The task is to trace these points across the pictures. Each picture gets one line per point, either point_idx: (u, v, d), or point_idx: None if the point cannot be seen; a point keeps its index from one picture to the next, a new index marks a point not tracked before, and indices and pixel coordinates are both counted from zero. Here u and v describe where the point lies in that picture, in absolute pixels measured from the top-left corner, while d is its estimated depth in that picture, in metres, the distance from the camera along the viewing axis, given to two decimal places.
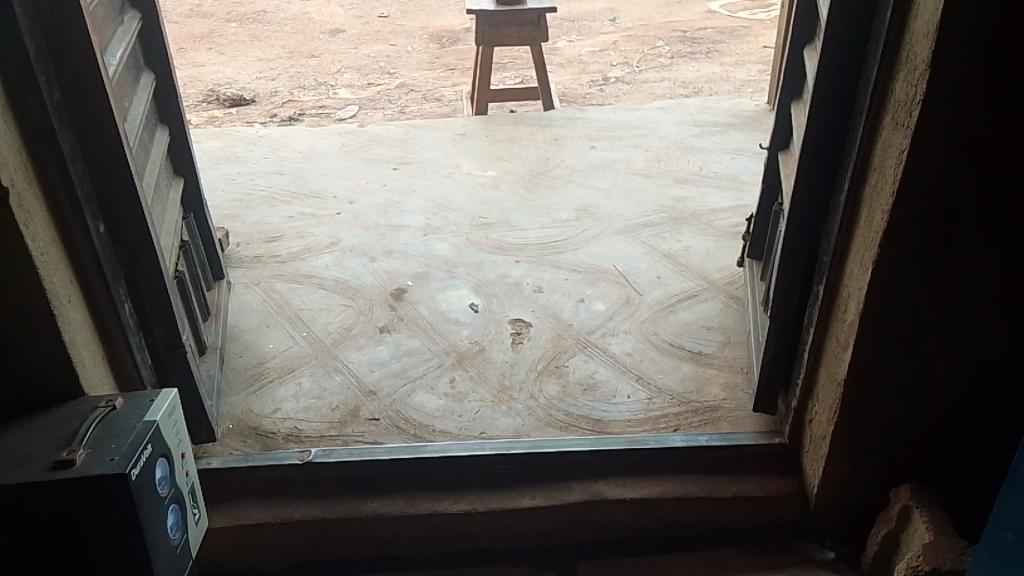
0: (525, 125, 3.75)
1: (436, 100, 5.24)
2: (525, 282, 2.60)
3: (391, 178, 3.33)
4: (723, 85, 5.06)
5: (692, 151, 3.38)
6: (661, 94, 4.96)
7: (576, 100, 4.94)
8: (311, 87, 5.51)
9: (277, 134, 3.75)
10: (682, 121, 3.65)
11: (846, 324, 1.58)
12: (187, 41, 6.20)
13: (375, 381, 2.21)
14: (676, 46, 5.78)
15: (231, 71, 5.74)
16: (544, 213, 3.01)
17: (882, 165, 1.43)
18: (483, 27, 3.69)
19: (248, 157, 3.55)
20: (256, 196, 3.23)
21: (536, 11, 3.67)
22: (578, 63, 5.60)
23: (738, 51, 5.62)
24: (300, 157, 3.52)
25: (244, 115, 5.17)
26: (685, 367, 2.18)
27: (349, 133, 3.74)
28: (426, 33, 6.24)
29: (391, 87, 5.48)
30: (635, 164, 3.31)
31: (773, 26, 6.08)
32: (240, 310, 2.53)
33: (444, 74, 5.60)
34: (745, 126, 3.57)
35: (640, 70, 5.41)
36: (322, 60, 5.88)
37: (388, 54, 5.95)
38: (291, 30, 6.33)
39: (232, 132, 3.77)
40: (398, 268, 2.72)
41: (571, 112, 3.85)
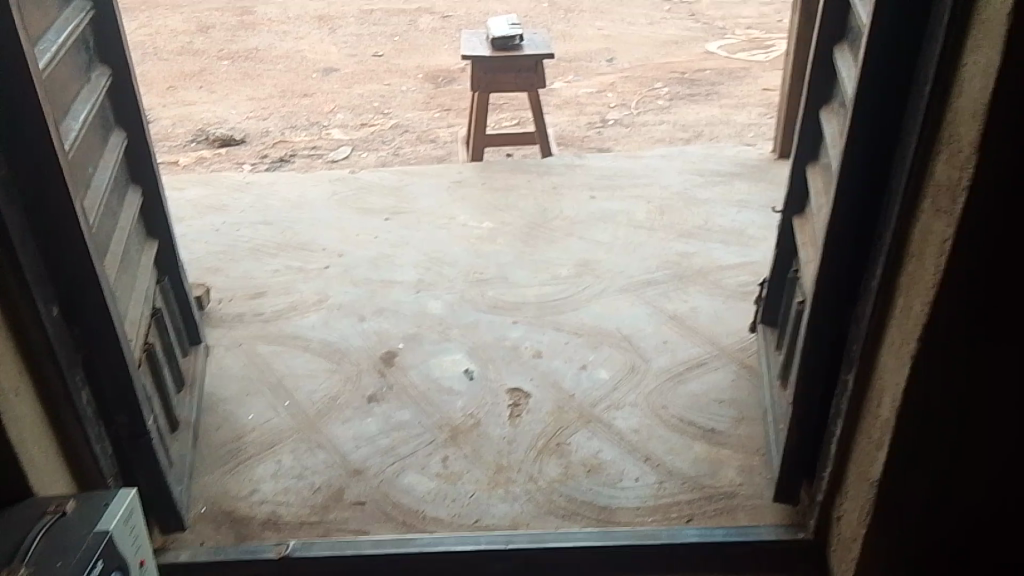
0: (522, 172, 3.63)
1: (431, 141, 5.12)
2: (524, 345, 2.45)
3: (382, 230, 3.19)
4: (723, 129, 4.96)
5: (696, 202, 3.26)
6: (662, 137, 4.85)
7: (574, 143, 4.83)
8: (302, 127, 5.40)
9: (265, 180, 3.62)
10: (684, 169, 3.53)
11: (879, 420, 1.44)
12: (178, 79, 6.09)
13: (362, 458, 2.03)
14: (674, 87, 5.70)
15: (222, 111, 5.63)
16: (543, 269, 2.87)
17: (920, 252, 1.29)
18: (479, 73, 3.57)
19: (234, 205, 3.41)
20: (241, 249, 3.08)
21: (534, 56, 3.55)
22: (576, 105, 5.51)
23: (738, 93, 5.54)
24: (289, 206, 3.39)
25: (233, 156, 5.05)
26: (697, 446, 2.02)
27: (339, 180, 3.61)
28: (420, 73, 6.15)
29: (384, 128, 5.37)
30: (637, 215, 3.18)
31: (771, 68, 6.01)
32: (219, 376, 2.36)
33: (439, 115, 5.50)
34: (751, 176, 3.44)
35: (638, 113, 5.32)
36: (315, 99, 5.78)
37: (382, 94, 5.85)
38: (284, 68, 6.24)
39: (217, 177, 3.63)
40: (388, 329, 2.57)
41: (571, 158, 3.73)
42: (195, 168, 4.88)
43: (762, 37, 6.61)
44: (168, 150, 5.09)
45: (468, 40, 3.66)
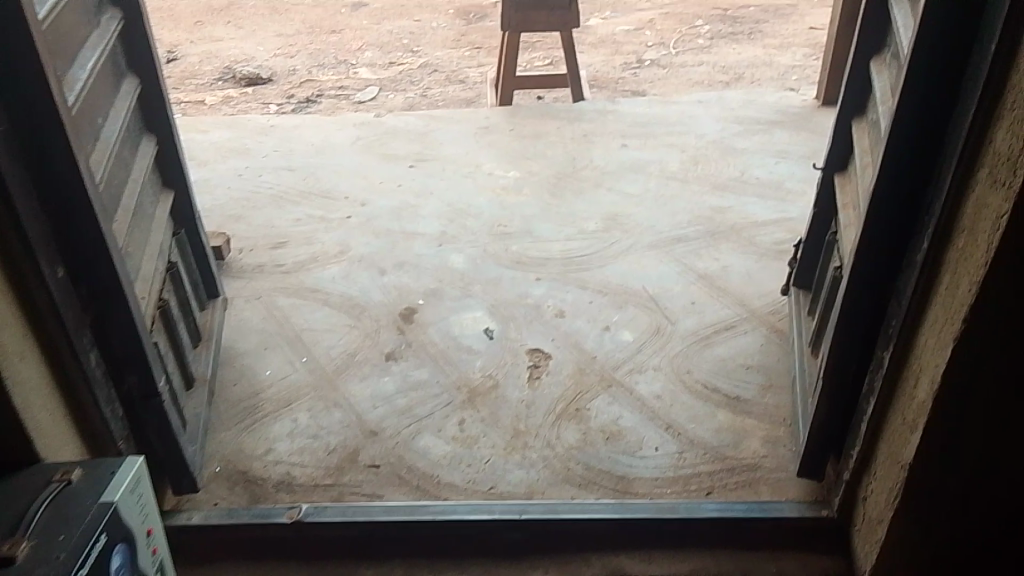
0: (552, 118, 3.51)
1: (461, 81, 4.98)
2: (546, 304, 2.38)
3: (406, 179, 3.12)
4: (766, 71, 4.73)
5: (732, 153, 3.12)
6: (700, 79, 4.65)
7: (608, 85, 4.66)
8: (330, 65, 5.28)
9: (289, 124, 3.55)
10: (721, 117, 3.38)
11: (914, 402, 1.35)
12: (206, 14, 5.98)
13: (377, 419, 2.01)
14: (716, 26, 5.45)
15: (249, 47, 5.53)
16: (570, 223, 2.78)
17: (971, 228, 1.19)
18: (509, 13, 3.43)
19: (257, 150, 3.35)
20: (264, 196, 3.04)
21: None
22: (611, 44, 5.31)
23: (782, 32, 5.28)
24: (312, 152, 3.32)
25: (260, 96, 4.97)
26: (721, 415, 1.95)
27: (364, 125, 3.52)
28: (452, 8, 5.96)
29: (413, 67, 5.23)
30: (670, 166, 3.06)
31: (820, 5, 5.71)
32: (238, 329, 2.34)
33: (470, 54, 5.34)
34: (791, 124, 3.28)
35: (676, 53, 5.10)
36: (343, 36, 5.64)
37: (412, 30, 5.68)
38: (312, 3, 6.09)
39: (241, 120, 3.57)
40: (409, 283, 2.52)
41: (603, 104, 3.59)
42: (221, 108, 4.82)
43: None
44: (195, 89, 5.03)
45: None
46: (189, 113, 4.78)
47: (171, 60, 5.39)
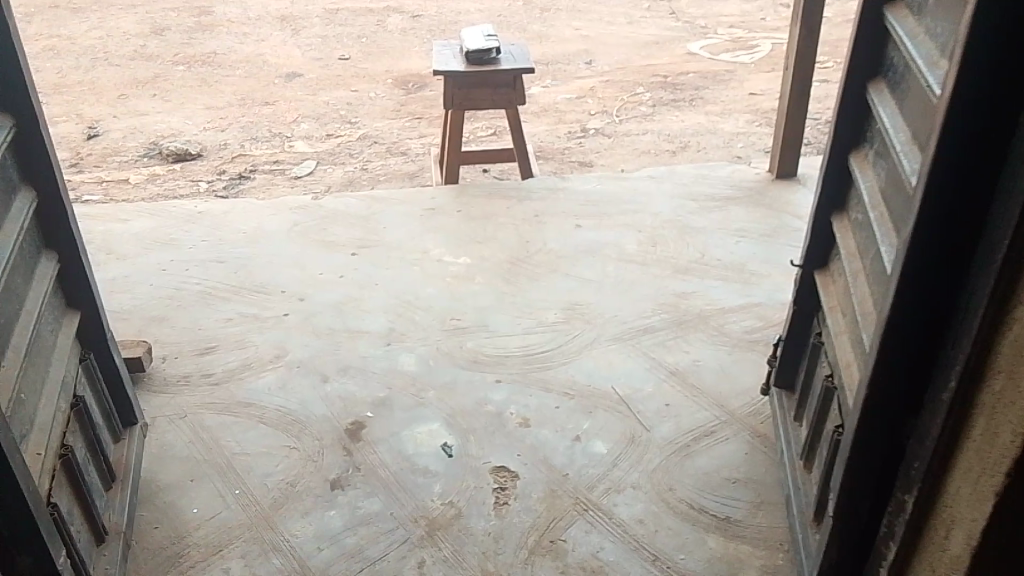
0: (500, 197, 3.35)
1: (402, 154, 4.81)
2: (508, 412, 2.16)
3: (348, 268, 2.90)
4: (711, 138, 4.70)
5: (690, 232, 2.99)
6: (647, 148, 4.58)
7: (554, 156, 4.54)
8: (264, 139, 5.06)
9: (219, 209, 3.30)
10: (676, 194, 3.27)
11: (947, 556, 1.17)
12: (130, 86, 5.72)
13: (324, 567, 1.76)
14: (657, 93, 5.43)
15: (177, 121, 5.27)
16: (527, 314, 2.59)
17: (1009, 366, 1.03)
18: (452, 90, 3.28)
19: (183, 240, 3.09)
20: (191, 293, 2.78)
21: (511, 71, 3.26)
22: (554, 112, 5.23)
23: (723, 98, 5.29)
24: (245, 240, 3.08)
25: (189, 173, 4.70)
26: (711, 541, 1.76)
27: (301, 209, 3.30)
28: (390, 78, 5.82)
29: (352, 139, 5.05)
30: (627, 249, 2.91)
31: (757, 70, 5.77)
32: (159, 458, 2.06)
33: (410, 124, 5.19)
34: (748, 199, 3.18)
35: (620, 121, 5.04)
36: (277, 108, 5.43)
37: (349, 101, 5.52)
38: (244, 74, 5.88)
39: (166, 206, 3.31)
40: (355, 392, 2.28)
41: (553, 179, 3.45)
42: (147, 188, 4.54)
43: (746, 37, 6.36)
44: (118, 167, 4.74)
45: (440, 53, 3.36)
46: (112, 194, 4.48)
47: (92, 137, 5.10)
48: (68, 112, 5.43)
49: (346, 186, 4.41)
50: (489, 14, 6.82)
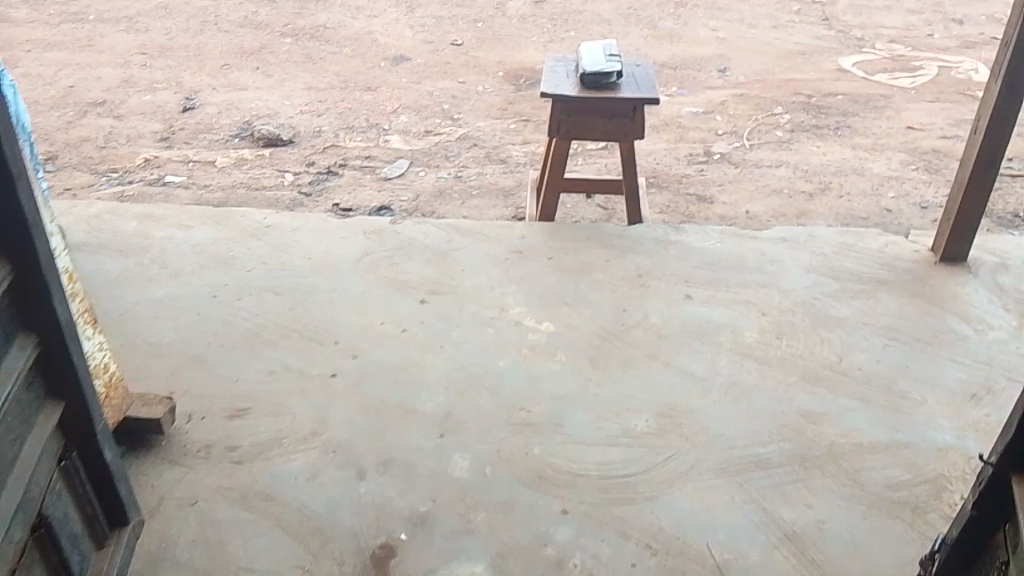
0: (600, 245, 2.88)
1: (502, 161, 4.40)
2: (570, 562, 1.76)
3: (414, 319, 2.51)
4: (857, 179, 4.05)
5: (826, 324, 2.47)
6: (779, 185, 3.99)
7: (670, 184, 4.02)
8: (360, 129, 4.75)
9: (287, 224, 2.98)
10: (811, 268, 2.72)
11: None
12: (235, 57, 5.52)
13: None
14: (797, 115, 4.80)
15: (274, 100, 5.02)
16: (612, 415, 2.13)
17: None
18: (560, 115, 2.82)
19: (243, 260, 2.78)
20: (235, 331, 2.45)
21: (632, 100, 2.77)
22: (676, 128, 4.69)
23: (875, 130, 4.62)
24: (308, 269, 2.75)
25: (277, 160, 4.44)
26: None
27: (376, 235, 2.94)
28: (501, 71, 5.41)
29: (451, 139, 4.67)
30: (745, 339, 2.41)
31: (918, 98, 5.04)
32: (154, 561, 1.75)
33: (516, 127, 4.77)
34: (901, 287, 2.62)
35: (750, 146, 4.46)
36: (379, 95, 5.11)
37: (455, 94, 5.14)
38: (351, 53, 5.59)
39: (232, 215, 3.01)
40: (393, 499, 1.90)
41: (665, 229, 2.95)
42: (231, 173, 4.29)
43: (907, 55, 5.59)
44: (207, 148, 4.53)
45: (553, 72, 2.91)
46: (195, 176, 4.26)
47: (187, 109, 4.91)
48: (169, 78, 5.27)
49: (436, 195, 4.02)
50: (617, 6, 6.30)
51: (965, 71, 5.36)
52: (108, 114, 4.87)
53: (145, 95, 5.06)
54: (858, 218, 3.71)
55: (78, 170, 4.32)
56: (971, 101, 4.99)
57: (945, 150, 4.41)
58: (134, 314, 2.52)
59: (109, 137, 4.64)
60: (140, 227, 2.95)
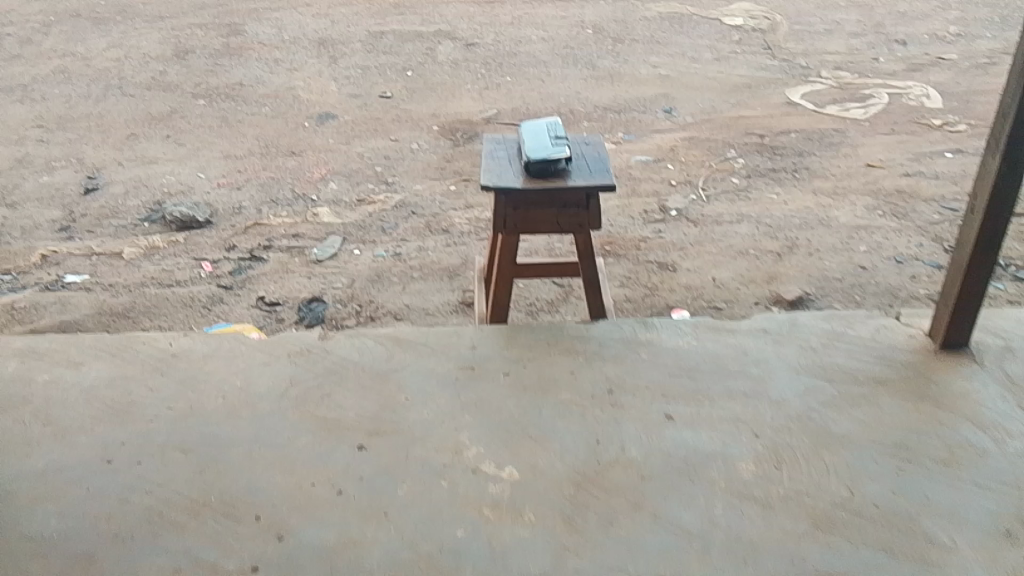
0: (563, 351, 2.53)
1: (445, 231, 4.04)
2: None
3: (350, 474, 2.12)
4: (825, 232, 3.81)
5: (828, 444, 2.16)
6: (744, 245, 3.70)
7: (628, 250, 3.70)
8: (286, 202, 4.34)
9: (198, 352, 2.57)
10: (800, 368, 2.41)
11: None
12: (142, 125, 5.06)
13: None
14: (751, 159, 4.57)
15: (189, 174, 4.58)
16: None
17: None
18: (505, 210, 2.47)
19: (144, 406, 2.36)
20: (133, 510, 2.03)
21: (584, 189, 2.42)
22: (627, 180, 4.41)
23: (833, 171, 4.41)
24: (223, 411, 2.34)
25: (193, 246, 4.00)
26: None
27: (303, 357, 2.54)
28: (436, 125, 5.08)
29: (386, 207, 4.29)
30: (739, 472, 2.09)
31: (871, 130, 4.86)
32: None
33: (456, 189, 4.43)
34: (902, 387, 2.33)
35: (707, 198, 4.19)
36: (304, 160, 4.72)
37: (388, 154, 4.78)
38: (271, 113, 5.19)
39: (133, 347, 2.59)
40: None
41: (633, 324, 2.61)
42: (141, 266, 3.84)
43: (855, 82, 5.42)
44: (114, 238, 4.07)
45: (493, 160, 2.55)
46: (100, 272, 3.79)
47: (89, 191, 4.43)
48: (68, 154, 4.77)
49: (372, 279, 3.62)
50: (553, 45, 6.01)
51: (915, 97, 5.21)
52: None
53: (41, 176, 4.56)
54: (832, 280, 3.45)
55: None
56: (926, 132, 4.81)
57: (909, 190, 4.20)
58: (10, 495, 2.08)
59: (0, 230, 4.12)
60: (21, 368, 2.50)
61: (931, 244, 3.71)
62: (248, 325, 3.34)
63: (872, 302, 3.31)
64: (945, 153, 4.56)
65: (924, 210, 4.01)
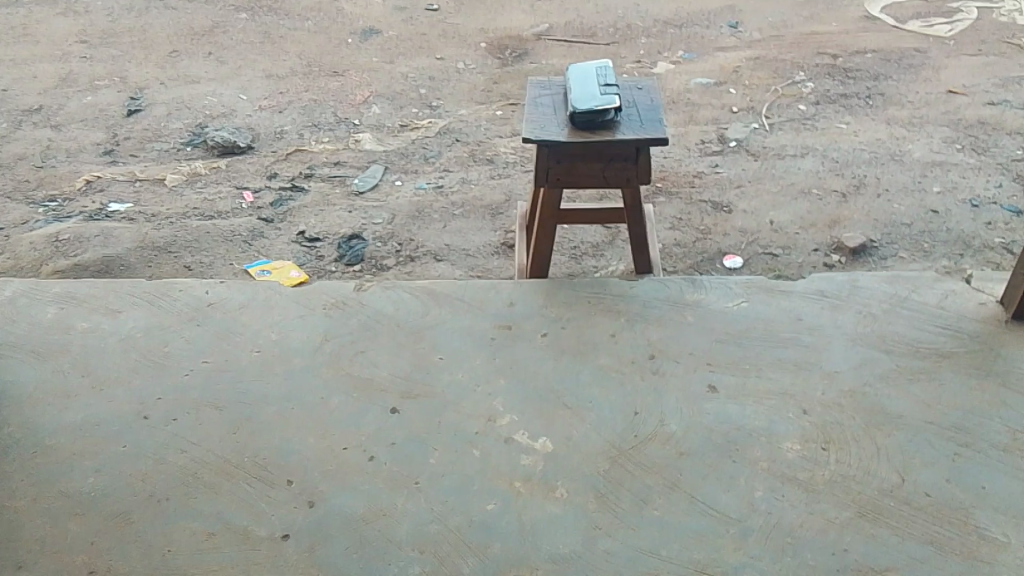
0: (604, 312, 2.42)
1: (490, 161, 3.89)
2: None
3: (382, 438, 2.08)
4: (895, 169, 3.54)
5: (882, 423, 2.02)
6: (806, 183, 3.48)
7: (680, 188, 3.51)
8: (327, 126, 4.23)
9: (233, 302, 2.54)
10: (857, 337, 2.26)
11: None
12: (185, 41, 4.95)
13: None
14: (820, 82, 4.25)
15: (231, 94, 4.48)
16: None
17: None
18: (548, 163, 2.36)
19: (179, 359, 2.36)
20: (168, 469, 2.05)
21: (633, 143, 2.29)
22: (684, 105, 4.15)
23: (909, 98, 4.07)
24: (257, 367, 2.32)
25: (235, 173, 3.94)
26: None
27: (338, 311, 2.49)
28: (484, 42, 4.84)
29: (430, 133, 4.14)
30: (784, 452, 1.97)
31: (956, 50, 4.46)
32: None
33: (503, 114, 4.24)
34: (967, 361, 2.17)
35: (770, 127, 3.93)
36: (347, 81, 4.56)
37: (433, 74, 4.59)
38: (314, 29, 5.03)
39: (170, 295, 2.58)
40: None
41: (680, 284, 2.49)
42: (183, 194, 3.80)
43: None
44: (157, 163, 4.03)
45: (538, 109, 2.44)
46: (143, 199, 3.77)
47: (132, 112, 4.37)
48: (112, 72, 4.70)
49: (413, 215, 3.52)
50: None
51: (1008, 12, 4.75)
52: (45, 122, 4.33)
53: (85, 96, 4.51)
54: (899, 225, 3.20)
55: (12, 198, 3.82)
56: (1017, 53, 4.38)
57: (993, 120, 3.85)
58: (50, 450, 2.11)
59: (46, 152, 4.11)
60: (61, 315, 2.52)
61: (1011, 184, 3.39)
62: (288, 263, 3.26)
63: (941, 252, 3.06)
64: None
65: (1008, 144, 3.68)
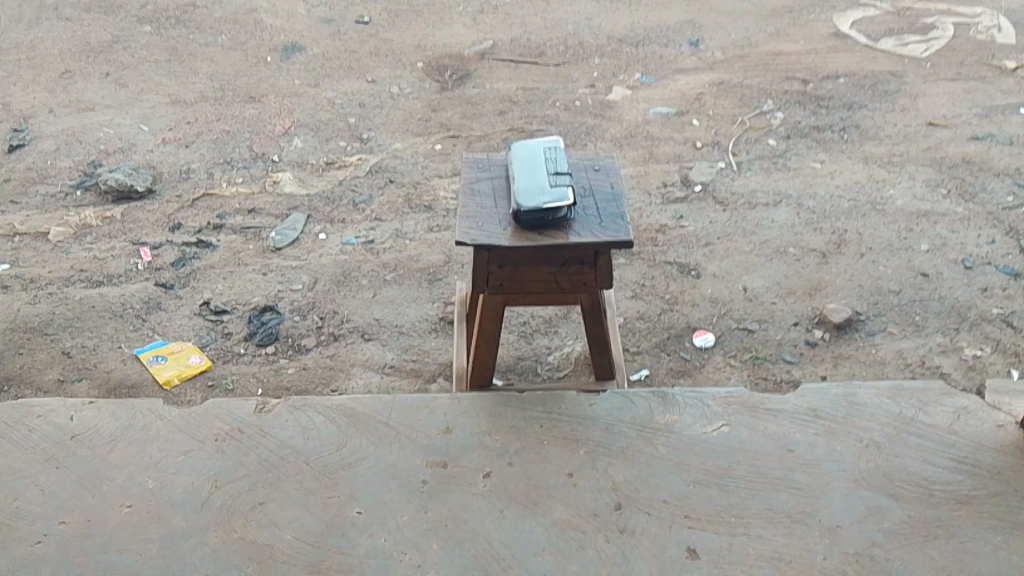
0: (559, 441, 2.01)
1: (428, 208, 3.43)
2: None
3: None
4: (878, 220, 3.19)
5: None
6: (782, 240, 3.11)
7: (642, 246, 3.11)
8: (242, 164, 3.71)
9: (105, 435, 2.06)
10: (860, 476, 1.89)
11: None
12: (81, 59, 4.36)
13: None
14: (791, 112, 3.88)
15: (131, 125, 3.92)
16: None
17: None
18: (487, 266, 1.92)
19: (27, 519, 1.87)
20: None
21: (591, 246, 1.86)
22: (642, 139, 3.74)
23: (887, 131, 3.73)
24: (128, 528, 1.85)
25: (131, 223, 3.40)
26: None
27: (234, 445, 2.03)
28: (422, 61, 4.36)
29: (360, 172, 3.66)
30: None
31: (933, 73, 4.13)
32: None
33: (443, 148, 3.77)
34: (991, 510, 1.81)
35: (738, 167, 3.54)
36: (266, 107, 4.04)
37: (364, 100, 4.09)
38: (230, 45, 4.49)
39: (25, 426, 2.09)
40: None
41: (649, 400, 2.10)
42: (69, 250, 3.25)
43: (913, 10, 4.65)
44: (39, 212, 3.46)
45: (474, 199, 1.99)
46: (19, 258, 3.21)
47: (14, 147, 3.78)
48: None
49: (338, 280, 3.07)
50: None
51: (985, 30, 4.45)
52: None
53: None
54: (886, 293, 2.85)
55: None
56: (998, 77, 4.08)
57: (978, 159, 3.53)
58: None
59: None
60: None
61: (1004, 240, 3.07)
62: (188, 345, 2.79)
63: (934, 327, 2.70)
64: (1020, 108, 3.84)
65: (997, 187, 3.36)
